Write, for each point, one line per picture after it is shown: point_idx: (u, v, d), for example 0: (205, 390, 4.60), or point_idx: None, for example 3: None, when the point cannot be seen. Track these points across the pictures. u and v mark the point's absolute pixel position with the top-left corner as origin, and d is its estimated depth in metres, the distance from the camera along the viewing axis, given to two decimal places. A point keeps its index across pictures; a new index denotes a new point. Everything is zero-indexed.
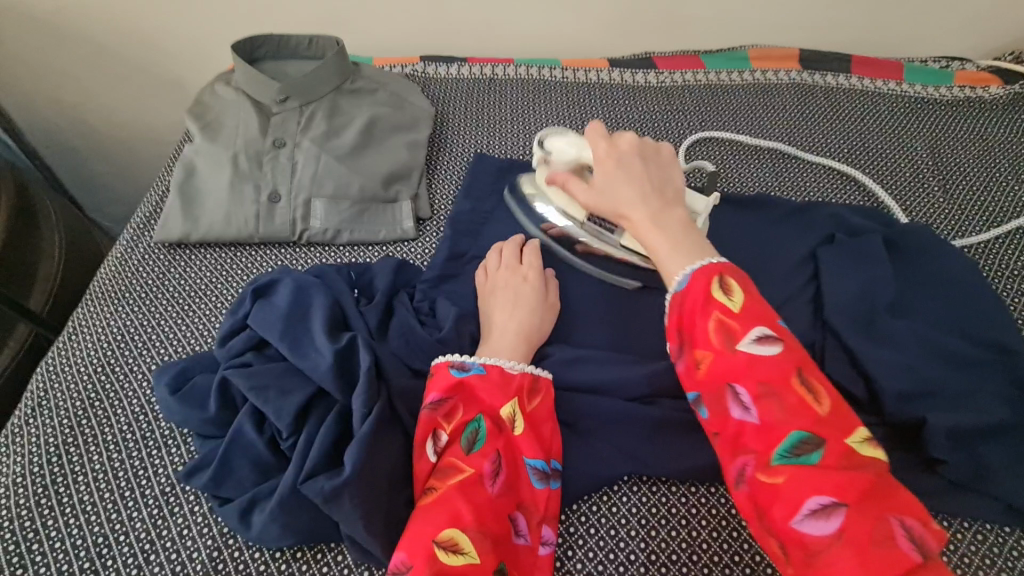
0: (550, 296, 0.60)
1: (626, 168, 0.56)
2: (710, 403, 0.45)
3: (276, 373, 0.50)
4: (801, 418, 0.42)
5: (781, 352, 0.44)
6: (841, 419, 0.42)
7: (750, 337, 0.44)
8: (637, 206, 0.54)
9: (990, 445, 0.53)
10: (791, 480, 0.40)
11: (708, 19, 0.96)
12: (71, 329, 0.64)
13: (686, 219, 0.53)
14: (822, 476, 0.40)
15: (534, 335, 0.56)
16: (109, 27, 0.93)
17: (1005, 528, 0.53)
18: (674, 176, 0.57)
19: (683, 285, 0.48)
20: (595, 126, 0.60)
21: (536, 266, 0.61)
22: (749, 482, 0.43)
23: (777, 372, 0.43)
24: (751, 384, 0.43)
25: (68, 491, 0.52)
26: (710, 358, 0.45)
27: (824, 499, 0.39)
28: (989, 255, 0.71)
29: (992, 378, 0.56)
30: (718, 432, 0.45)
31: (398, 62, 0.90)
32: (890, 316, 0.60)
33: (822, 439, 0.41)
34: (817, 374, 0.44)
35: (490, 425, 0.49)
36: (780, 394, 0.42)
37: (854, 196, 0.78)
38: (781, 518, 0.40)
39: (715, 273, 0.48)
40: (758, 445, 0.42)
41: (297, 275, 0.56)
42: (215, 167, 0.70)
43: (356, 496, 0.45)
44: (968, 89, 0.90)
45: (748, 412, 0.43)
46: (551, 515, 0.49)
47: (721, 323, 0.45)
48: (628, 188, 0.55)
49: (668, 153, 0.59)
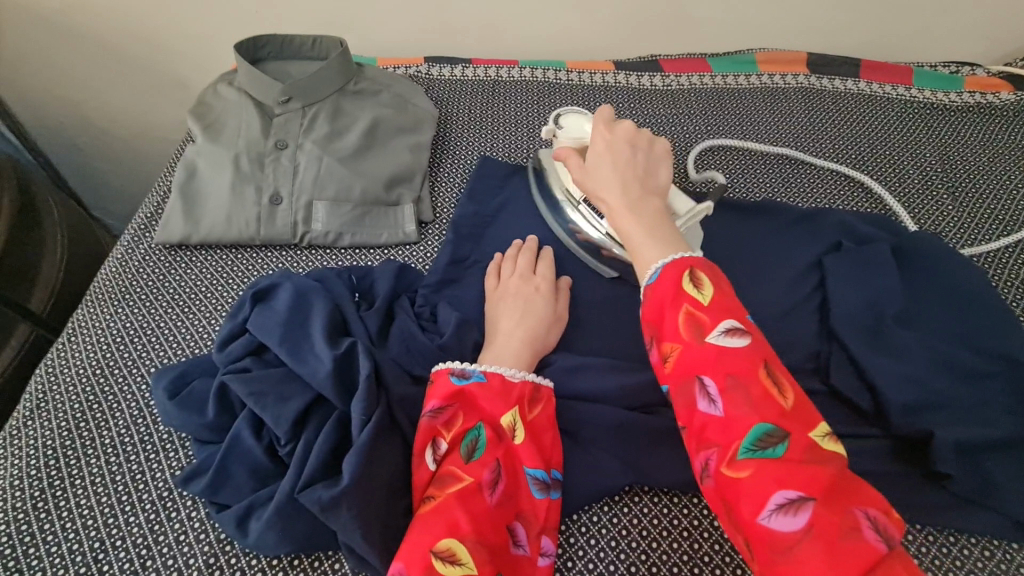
0: (559, 307, 0.60)
1: (615, 157, 0.56)
2: (677, 396, 0.44)
3: (275, 379, 0.50)
4: (766, 411, 0.41)
5: (748, 344, 0.43)
6: (805, 413, 0.41)
7: (717, 330, 0.43)
8: (615, 195, 0.54)
9: (998, 460, 0.52)
10: (755, 474, 0.39)
11: (715, 22, 0.95)
12: (70, 330, 0.63)
13: (663, 212, 0.53)
14: (787, 469, 0.39)
15: (542, 346, 0.56)
16: (114, 26, 0.92)
17: (1013, 545, 0.52)
18: (662, 168, 0.57)
19: (654, 277, 0.48)
20: (603, 109, 0.61)
21: (548, 277, 0.61)
22: (714, 477, 0.41)
23: (744, 365, 0.42)
24: (718, 376, 0.42)
25: (65, 494, 0.52)
26: (678, 351, 0.44)
27: (790, 493, 0.38)
28: (999, 264, 0.70)
29: (1001, 391, 0.55)
30: (685, 426, 0.44)
31: (402, 63, 0.90)
32: (897, 327, 0.59)
33: (786, 432, 0.40)
34: (781, 367, 0.43)
35: (490, 433, 0.48)
36: (746, 385, 0.41)
37: (862, 203, 0.77)
38: (746, 513, 0.39)
39: (689, 265, 0.47)
40: (723, 438, 0.41)
41: (298, 279, 0.56)
42: (217, 168, 0.69)
43: (354, 505, 0.44)
44: (977, 95, 0.89)
45: (714, 405, 0.42)
46: (551, 525, 0.48)
47: (689, 315, 0.45)
48: (612, 176, 0.55)
49: (663, 147, 0.59)
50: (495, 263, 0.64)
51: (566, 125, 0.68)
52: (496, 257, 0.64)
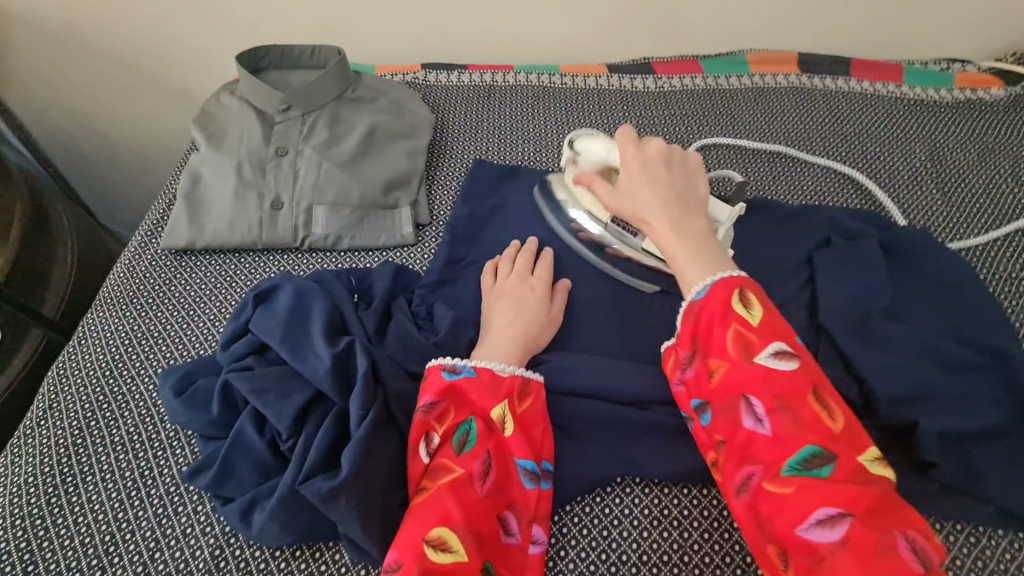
0: (554, 308, 0.61)
1: (652, 174, 0.57)
2: (720, 413, 0.46)
3: (276, 376, 0.52)
4: (813, 433, 0.43)
5: (799, 367, 0.45)
6: (853, 436, 0.43)
7: (766, 352, 0.45)
8: (658, 215, 0.55)
9: (982, 447, 0.53)
10: (801, 491, 0.41)
11: (707, 24, 0.96)
12: (81, 334, 0.66)
13: (706, 231, 0.55)
14: (833, 489, 0.41)
15: (534, 346, 0.58)
16: (122, 39, 0.95)
17: (998, 532, 0.53)
18: (698, 184, 0.59)
19: (700, 296, 0.50)
20: (626, 130, 0.62)
21: (545, 278, 0.63)
22: (752, 491, 0.43)
23: (792, 387, 0.44)
24: (765, 397, 0.44)
25: (78, 490, 0.54)
26: (725, 368, 0.46)
27: (832, 510, 0.40)
28: (988, 257, 0.71)
29: (986, 382, 0.57)
30: (725, 441, 0.45)
31: (399, 70, 0.92)
32: (885, 320, 0.60)
33: (834, 454, 0.42)
34: (829, 393, 0.45)
35: (480, 426, 0.50)
36: (794, 408, 0.43)
37: (852, 199, 0.78)
38: (785, 527, 0.41)
39: (736, 284, 0.49)
40: (768, 455, 0.43)
41: (298, 280, 0.58)
42: (220, 175, 0.72)
43: (352, 496, 0.46)
44: (968, 92, 0.90)
45: (760, 423, 0.44)
46: (542, 515, 0.50)
47: (738, 334, 0.47)
48: (651, 196, 0.56)
49: (695, 161, 0.60)
50: (491, 264, 0.65)
51: (581, 150, 0.66)
52: (494, 258, 0.66)
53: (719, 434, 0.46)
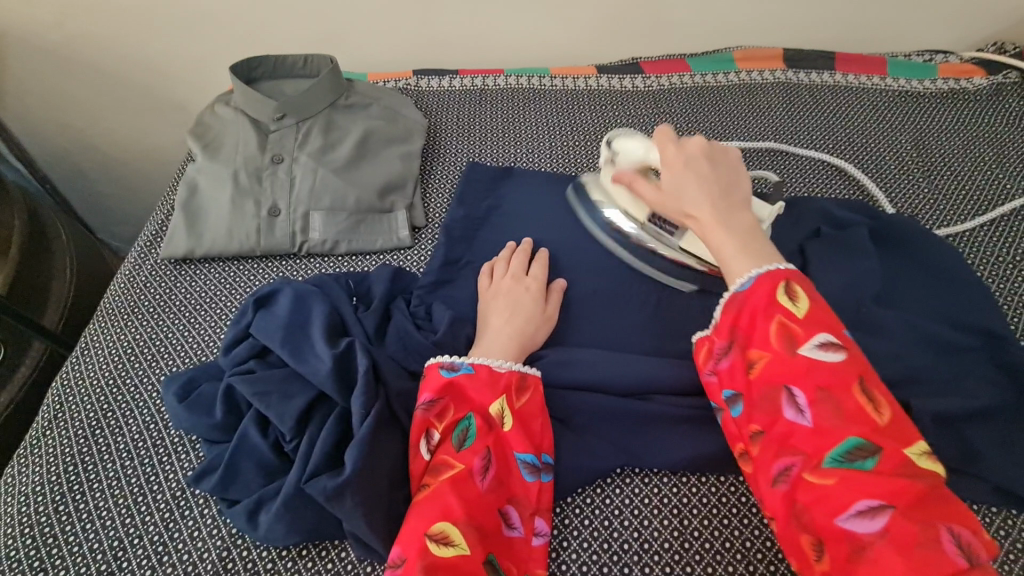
0: (549, 306, 0.62)
1: (696, 170, 0.55)
2: (761, 403, 0.45)
3: (278, 379, 0.53)
4: (859, 425, 0.42)
5: (845, 358, 0.43)
6: (902, 430, 0.42)
7: (812, 342, 0.44)
8: (704, 210, 0.53)
9: (973, 427, 0.54)
10: (840, 482, 0.40)
11: (693, 23, 0.98)
12: (84, 344, 0.66)
13: (754, 225, 0.52)
14: (876, 482, 0.39)
15: (530, 343, 0.58)
16: (116, 54, 0.97)
17: (993, 510, 0.53)
18: (742, 179, 0.56)
19: (745, 288, 0.49)
20: (663, 129, 0.59)
21: (540, 276, 0.64)
22: (790, 481, 0.43)
23: (837, 378, 0.43)
24: (808, 387, 0.43)
25: (85, 497, 0.54)
26: (766, 358, 0.46)
27: (872, 502, 0.39)
28: (976, 242, 0.72)
29: (976, 363, 0.58)
30: (765, 431, 0.45)
31: (391, 77, 0.93)
32: (875, 306, 0.61)
33: (878, 448, 0.41)
34: (880, 385, 0.43)
35: (480, 422, 0.51)
36: (838, 398, 0.42)
37: (842, 189, 0.79)
38: (824, 518, 0.41)
39: (783, 277, 0.48)
40: (808, 447, 0.42)
41: (297, 285, 0.59)
42: (217, 184, 0.72)
43: (357, 494, 0.47)
44: (951, 82, 0.92)
45: (802, 415, 0.43)
46: (543, 507, 0.51)
47: (783, 324, 0.46)
48: (697, 191, 0.53)
49: (735, 155, 0.57)
50: (487, 265, 0.66)
51: (619, 149, 0.66)
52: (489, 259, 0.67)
53: (759, 425, 0.46)
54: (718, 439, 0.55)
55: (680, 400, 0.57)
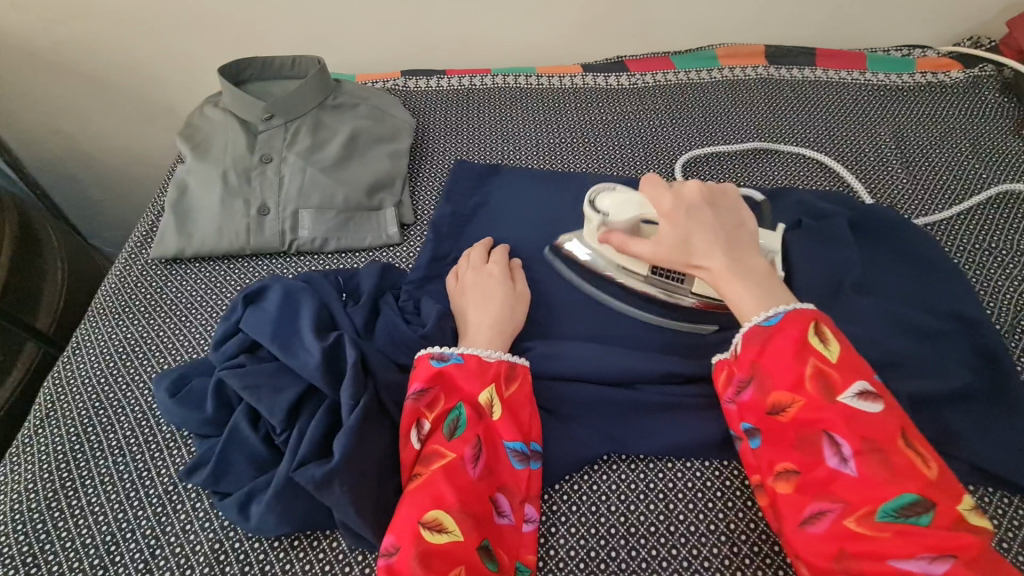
0: (518, 286, 0.64)
1: (701, 218, 0.55)
2: (800, 447, 0.46)
3: (268, 372, 0.53)
4: (910, 479, 0.42)
5: (884, 409, 0.45)
6: (949, 484, 0.43)
7: (850, 391, 0.45)
8: (716, 259, 0.54)
9: (949, 408, 0.55)
10: (892, 535, 0.41)
11: (676, 21, 1.00)
12: (75, 344, 0.67)
13: (766, 269, 0.54)
14: (932, 538, 0.40)
15: (510, 325, 0.59)
16: (106, 59, 0.97)
17: (971, 487, 0.54)
18: (744, 220, 0.57)
19: (774, 321, 0.50)
20: (652, 179, 0.58)
21: (502, 260, 0.65)
22: (833, 528, 0.43)
23: (880, 430, 0.44)
24: (852, 438, 0.44)
25: (77, 494, 0.55)
26: (802, 403, 0.46)
27: (929, 555, 0.40)
28: (953, 230, 0.74)
29: (952, 347, 0.59)
30: (805, 475, 0.45)
31: (379, 77, 0.94)
32: (854, 293, 0.62)
33: (932, 502, 0.41)
34: (917, 435, 0.45)
35: (470, 412, 0.51)
36: (885, 451, 0.43)
37: (823, 181, 0.81)
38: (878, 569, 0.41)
39: (811, 317, 0.49)
40: (855, 497, 0.43)
41: (286, 281, 0.59)
42: (206, 185, 0.73)
43: (346, 482, 0.47)
44: (929, 76, 0.94)
45: (847, 464, 0.43)
46: (533, 494, 0.52)
47: (818, 369, 0.46)
48: (706, 239, 0.54)
49: (732, 192, 0.59)
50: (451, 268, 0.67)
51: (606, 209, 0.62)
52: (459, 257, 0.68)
53: (796, 467, 0.46)
54: (702, 425, 0.56)
55: (664, 387, 0.58)
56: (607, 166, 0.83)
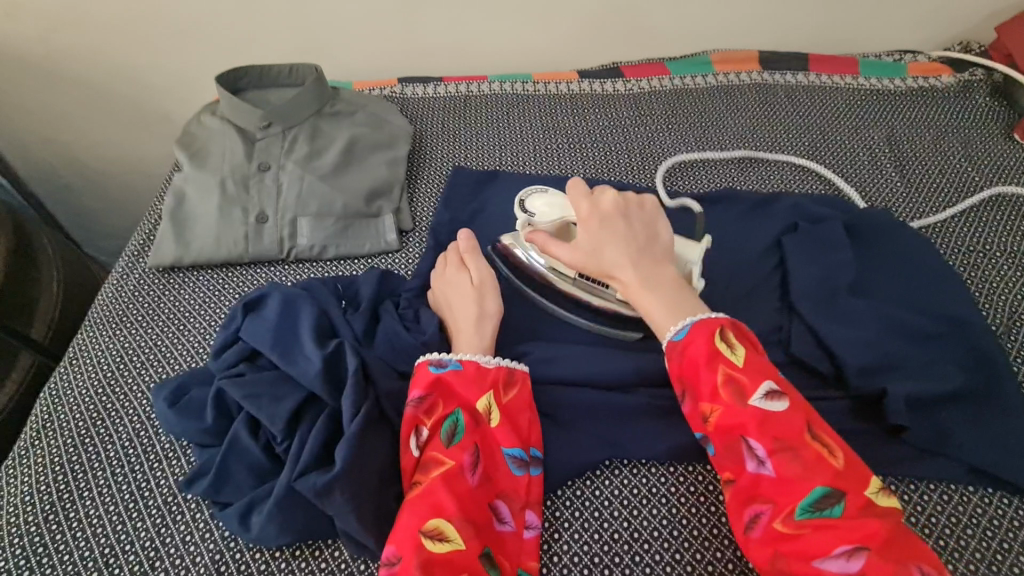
0: (474, 273, 0.62)
1: (612, 230, 0.56)
2: (725, 454, 0.47)
3: (268, 381, 0.53)
4: (820, 472, 0.44)
5: (790, 407, 0.46)
6: (857, 472, 0.44)
7: (759, 393, 0.46)
8: (626, 269, 0.55)
9: (947, 409, 0.56)
10: (813, 531, 0.42)
11: (671, 28, 1.01)
12: (72, 354, 0.66)
13: (677, 277, 0.55)
14: (847, 529, 0.42)
15: (484, 315, 0.59)
16: (101, 66, 0.97)
17: (969, 488, 0.54)
18: (660, 232, 0.57)
19: (683, 335, 0.51)
20: (577, 181, 0.59)
21: (454, 257, 0.65)
22: (765, 530, 0.44)
23: (789, 428, 0.45)
24: (764, 440, 0.45)
25: (75, 506, 0.54)
26: (718, 411, 0.47)
27: (848, 546, 0.41)
28: (947, 232, 0.75)
29: (949, 348, 0.60)
30: (734, 482, 0.47)
31: (377, 85, 0.95)
32: (851, 295, 0.63)
33: (841, 492, 0.43)
34: (826, 428, 0.46)
35: (467, 418, 0.51)
36: (796, 448, 0.45)
37: (815, 185, 0.82)
38: (804, 568, 0.42)
39: (718, 325, 0.51)
40: (777, 497, 0.44)
41: (285, 289, 0.59)
42: (204, 193, 0.73)
43: (346, 489, 0.47)
44: (920, 80, 0.95)
45: (763, 466, 0.45)
46: (533, 500, 0.52)
47: (728, 377, 0.47)
48: (617, 250, 0.56)
49: (651, 205, 0.59)
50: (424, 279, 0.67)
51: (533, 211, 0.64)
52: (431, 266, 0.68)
53: (726, 474, 0.47)
54: None
55: (665, 392, 0.59)
56: (604, 172, 0.84)
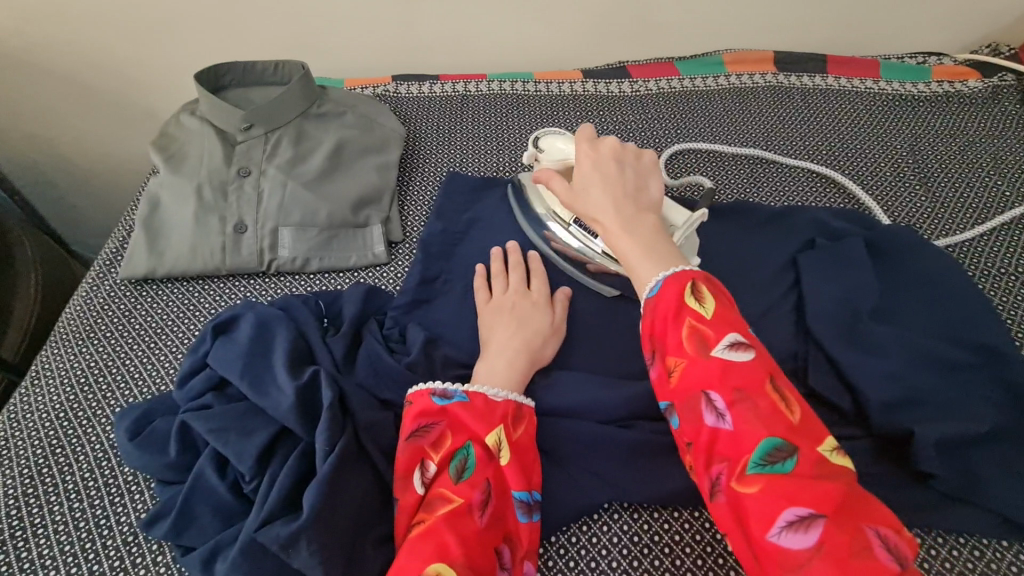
0: (557, 316, 0.59)
1: (602, 174, 0.54)
2: (683, 411, 0.42)
3: (237, 414, 0.49)
4: (776, 426, 0.39)
5: (754, 358, 0.42)
6: (813, 427, 0.40)
7: (721, 343, 0.42)
8: (606, 212, 0.52)
9: (980, 453, 0.51)
10: (766, 491, 0.38)
11: (681, 25, 0.95)
12: (35, 372, 0.62)
13: (659, 229, 0.51)
14: (801, 486, 0.37)
15: (538, 358, 0.55)
16: (85, 61, 0.92)
17: (1003, 543, 0.51)
18: (652, 183, 0.54)
19: (654, 292, 0.46)
20: (586, 129, 0.58)
21: (542, 283, 0.60)
22: (722, 493, 0.40)
23: (750, 379, 0.41)
24: (724, 391, 0.41)
25: (28, 545, 0.51)
26: (683, 366, 0.43)
27: (801, 511, 0.37)
28: (974, 252, 0.70)
29: (981, 383, 0.55)
30: (690, 441, 0.42)
31: (369, 82, 0.89)
32: (874, 323, 0.58)
33: (795, 446, 0.38)
34: (787, 382, 0.42)
35: (479, 452, 0.47)
36: (754, 399, 0.40)
37: (836, 198, 0.76)
38: (754, 532, 0.38)
39: (689, 278, 0.46)
40: (732, 455, 0.40)
41: (259, 309, 0.55)
42: (180, 200, 0.68)
43: (313, 541, 0.43)
44: (946, 84, 0.89)
45: (722, 420, 0.40)
46: (533, 549, 0.47)
47: (693, 329, 0.43)
48: (598, 194, 0.53)
49: (651, 159, 0.56)
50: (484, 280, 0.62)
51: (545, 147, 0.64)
52: (496, 265, 0.63)
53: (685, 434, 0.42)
54: None
55: (670, 428, 0.54)
56: None
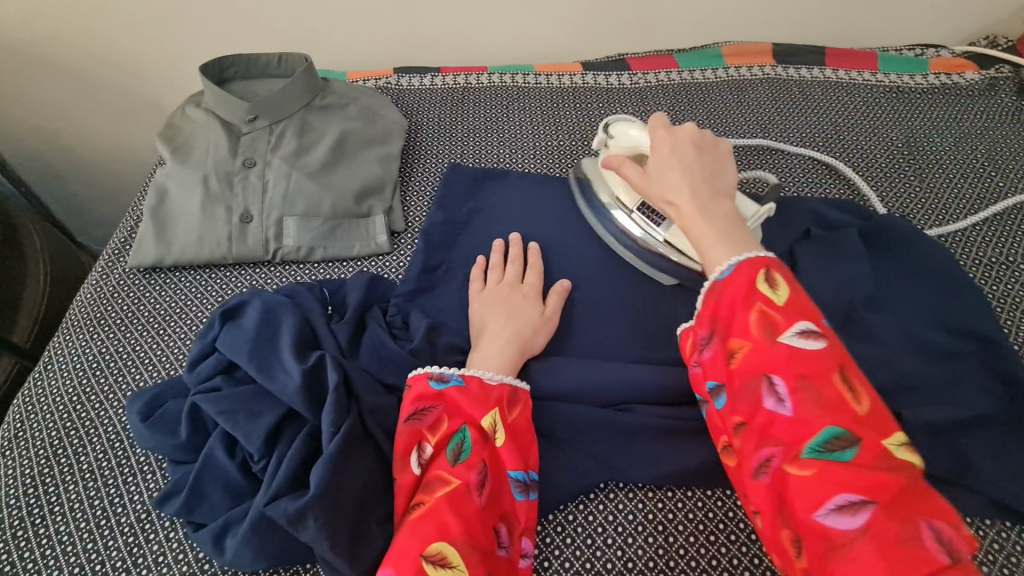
0: (548, 306, 0.60)
1: (680, 158, 0.55)
2: (741, 394, 0.43)
3: (245, 396, 0.50)
4: (837, 415, 0.40)
5: (826, 348, 0.42)
6: (879, 419, 0.40)
7: (792, 330, 0.42)
8: (683, 195, 0.53)
9: (968, 437, 0.52)
10: (820, 475, 0.38)
11: (680, 19, 0.96)
12: (48, 358, 0.64)
13: (735, 215, 0.52)
14: (856, 474, 0.38)
15: (530, 347, 0.57)
16: (91, 55, 0.94)
17: (986, 521, 0.52)
18: (727, 171, 0.56)
19: (726, 274, 0.47)
20: (658, 116, 0.60)
21: (535, 276, 0.62)
22: (771, 473, 0.41)
23: (819, 368, 0.41)
24: (788, 375, 0.41)
25: (45, 522, 0.52)
26: (747, 348, 0.44)
27: (852, 496, 0.37)
28: (966, 242, 0.71)
29: (970, 369, 0.56)
30: (745, 422, 0.43)
31: (371, 74, 0.91)
32: (866, 310, 0.59)
33: (858, 437, 0.39)
34: (858, 374, 0.42)
35: (475, 434, 0.48)
36: (818, 387, 0.41)
37: (834, 189, 0.77)
38: (800, 512, 0.39)
39: (763, 264, 0.46)
40: (788, 437, 0.40)
41: (266, 297, 0.56)
42: (186, 189, 0.70)
43: (320, 516, 0.45)
44: (943, 76, 0.90)
45: (781, 404, 0.41)
46: (530, 526, 0.49)
47: (762, 314, 0.44)
48: (677, 176, 0.54)
49: (726, 148, 0.58)
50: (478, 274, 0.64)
51: (616, 134, 0.67)
52: (492, 259, 0.64)
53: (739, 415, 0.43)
54: (703, 453, 0.53)
55: (666, 411, 0.55)
56: None
